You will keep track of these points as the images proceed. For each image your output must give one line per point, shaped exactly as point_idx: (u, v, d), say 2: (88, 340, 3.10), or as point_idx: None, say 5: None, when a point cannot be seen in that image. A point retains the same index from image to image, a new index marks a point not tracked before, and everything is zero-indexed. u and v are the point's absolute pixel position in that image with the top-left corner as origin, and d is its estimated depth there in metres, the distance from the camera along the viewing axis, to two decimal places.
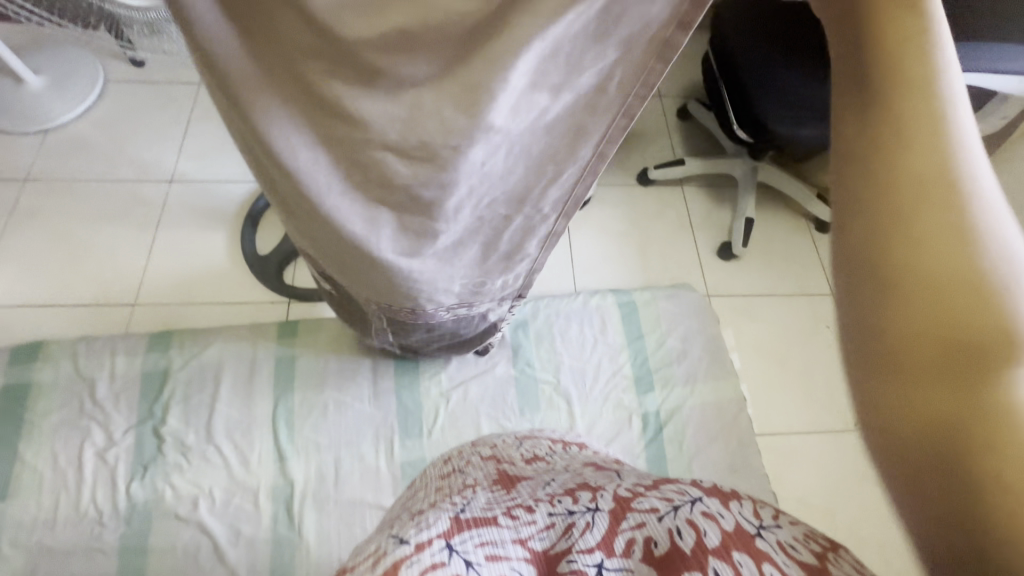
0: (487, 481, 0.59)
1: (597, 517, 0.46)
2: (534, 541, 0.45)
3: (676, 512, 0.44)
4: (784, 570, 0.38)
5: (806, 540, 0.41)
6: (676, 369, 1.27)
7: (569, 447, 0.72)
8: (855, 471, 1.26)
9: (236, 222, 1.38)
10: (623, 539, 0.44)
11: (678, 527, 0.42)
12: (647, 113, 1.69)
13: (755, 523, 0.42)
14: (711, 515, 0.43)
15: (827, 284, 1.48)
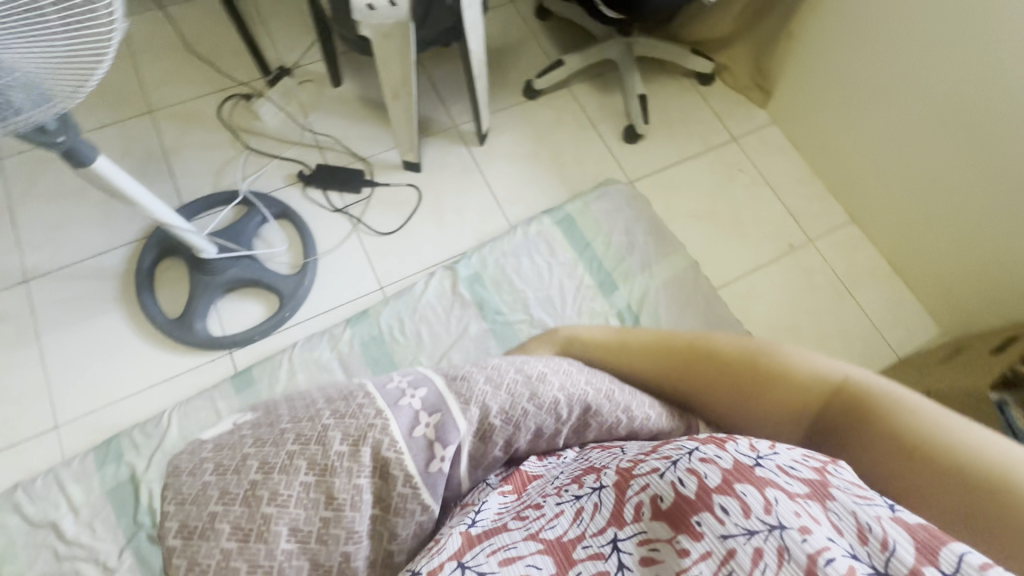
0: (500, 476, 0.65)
1: (603, 496, 0.56)
2: (547, 531, 0.54)
3: (676, 465, 0.52)
4: (785, 488, 0.47)
5: (804, 460, 0.51)
6: (631, 261, 1.31)
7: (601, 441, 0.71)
8: (801, 284, 1.42)
9: (127, 295, 1.24)
10: (630, 506, 0.53)
11: (680, 479, 0.51)
12: (509, 22, 1.62)
13: (752, 454, 0.51)
14: (708, 458, 0.51)
15: (725, 132, 1.58)
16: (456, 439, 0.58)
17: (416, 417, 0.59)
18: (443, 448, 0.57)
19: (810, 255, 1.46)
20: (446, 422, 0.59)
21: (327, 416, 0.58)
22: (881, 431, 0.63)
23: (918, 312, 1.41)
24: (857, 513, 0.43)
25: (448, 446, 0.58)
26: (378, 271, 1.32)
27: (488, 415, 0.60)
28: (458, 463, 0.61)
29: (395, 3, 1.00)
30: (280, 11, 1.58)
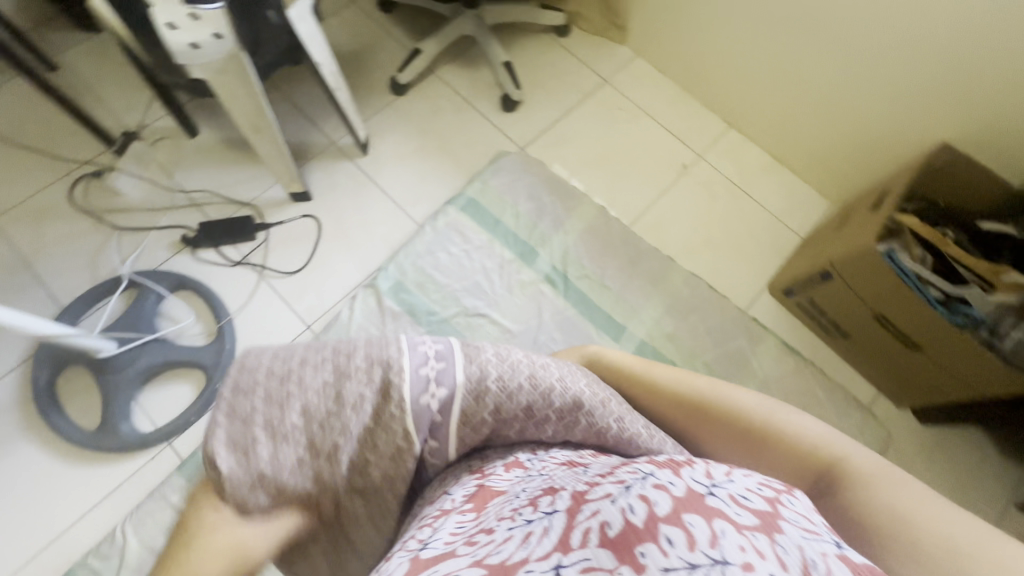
0: (461, 501, 0.61)
1: (556, 520, 0.51)
2: (492, 557, 0.49)
3: (628, 491, 0.50)
4: (733, 519, 0.45)
5: (758, 488, 0.52)
6: (543, 224, 1.34)
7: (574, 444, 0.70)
8: (702, 199, 1.50)
9: (31, 422, 1.12)
10: (580, 531, 0.48)
11: (629, 505, 0.48)
12: (354, 22, 1.56)
13: (705, 483, 0.50)
14: (661, 485, 0.49)
15: (595, 76, 1.62)
16: (450, 389, 0.64)
17: (426, 366, 0.64)
18: (437, 391, 0.63)
19: (703, 170, 1.54)
20: (451, 375, 0.64)
21: (360, 358, 0.65)
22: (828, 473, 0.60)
23: (807, 193, 1.53)
24: (802, 548, 0.43)
25: (443, 391, 0.63)
26: (300, 312, 1.27)
27: (483, 382, 0.64)
28: (445, 423, 0.65)
29: (221, 35, 0.94)
30: (105, 74, 1.44)
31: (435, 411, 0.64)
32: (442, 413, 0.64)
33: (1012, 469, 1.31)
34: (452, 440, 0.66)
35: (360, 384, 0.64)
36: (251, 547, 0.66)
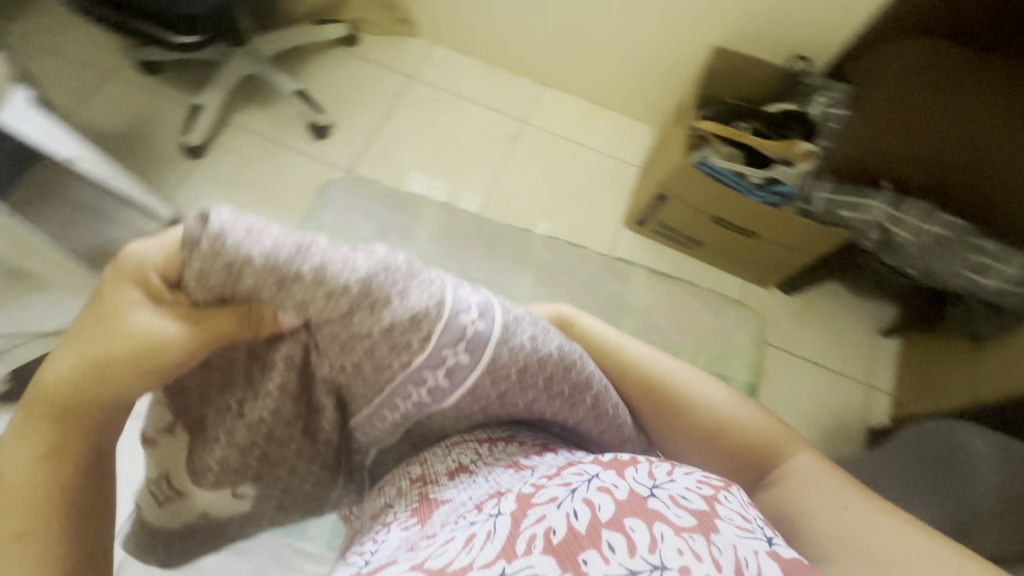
0: (405, 510, 0.53)
1: (499, 523, 0.46)
2: (432, 560, 0.43)
3: (574, 494, 0.47)
4: (673, 521, 0.44)
5: (696, 482, 0.49)
6: (392, 241, 1.29)
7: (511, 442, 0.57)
8: (540, 162, 1.53)
9: None
10: (524, 537, 0.44)
11: (572, 510, 0.45)
12: (117, 98, 1.40)
13: (648, 484, 0.48)
14: (605, 488, 0.47)
15: (399, 76, 1.58)
16: (461, 378, 0.47)
17: (448, 347, 0.45)
18: (441, 370, 0.46)
19: (533, 134, 1.56)
20: (484, 341, 0.46)
21: (371, 315, 0.42)
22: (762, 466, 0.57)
23: (631, 125, 1.60)
24: (734, 548, 0.43)
25: (465, 357, 0.46)
26: None
27: (515, 341, 0.47)
28: (450, 389, 0.48)
29: None
30: None
31: (442, 371, 0.46)
32: (434, 397, 0.49)
33: (869, 306, 1.47)
34: (447, 401, 0.49)
35: (382, 331, 0.43)
36: (161, 337, 0.42)
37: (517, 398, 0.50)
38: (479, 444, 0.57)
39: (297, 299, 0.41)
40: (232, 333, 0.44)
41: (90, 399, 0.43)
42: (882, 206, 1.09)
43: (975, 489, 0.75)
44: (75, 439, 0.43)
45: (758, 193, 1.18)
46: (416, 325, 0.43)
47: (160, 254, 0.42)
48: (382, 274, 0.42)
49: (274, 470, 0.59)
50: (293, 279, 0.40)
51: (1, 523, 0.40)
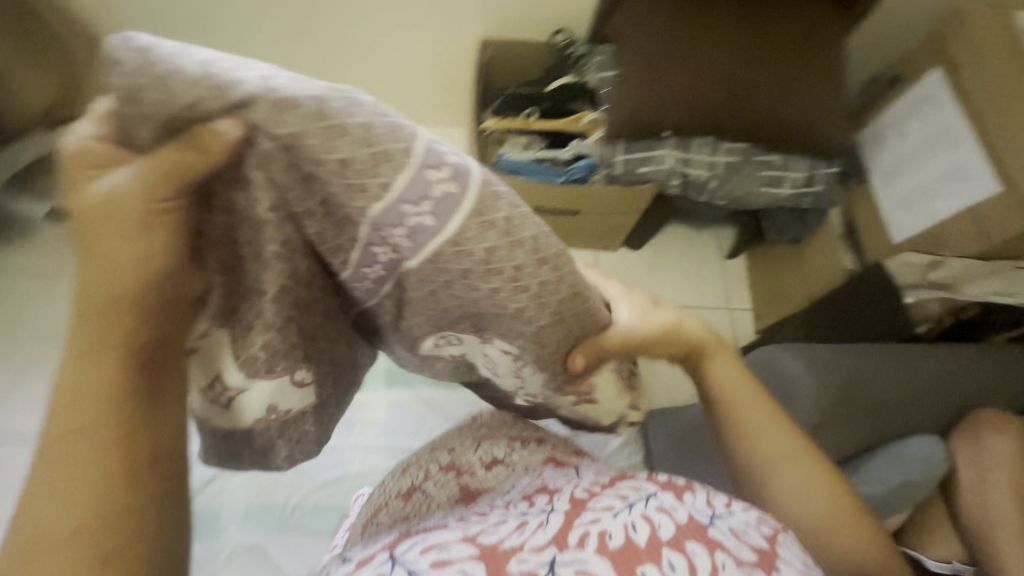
0: (451, 499, 0.69)
1: (552, 521, 0.49)
2: (485, 536, 0.46)
3: (631, 509, 0.50)
4: (730, 555, 0.46)
5: (756, 524, 0.51)
6: None
7: (524, 443, 0.77)
8: None
9: None
10: (575, 534, 0.46)
11: (631, 523, 0.48)
12: None
13: (707, 513, 0.51)
14: (665, 509, 0.50)
15: None
16: (421, 245, 0.40)
17: (408, 206, 0.38)
18: (402, 233, 0.39)
19: None
20: (456, 201, 0.38)
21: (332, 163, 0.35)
22: (817, 504, 0.58)
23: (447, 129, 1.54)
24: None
25: (429, 219, 0.39)
26: None
27: (488, 215, 0.39)
28: (413, 251, 0.41)
29: None
30: None
31: (405, 231, 0.39)
32: (388, 267, 0.44)
33: (711, 232, 1.55)
34: (409, 264, 0.42)
35: (337, 165, 0.35)
36: (122, 190, 0.36)
37: (529, 279, 0.42)
38: (511, 442, 0.76)
39: (260, 158, 0.36)
40: (183, 168, 0.35)
41: (119, 335, 0.38)
42: (671, 152, 1.13)
43: (801, 408, 0.75)
44: (107, 373, 0.38)
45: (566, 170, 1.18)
46: (393, 180, 0.36)
47: (103, 126, 0.37)
48: (315, 111, 0.34)
49: (288, 351, 0.50)
50: (243, 146, 0.35)
51: (39, 480, 0.36)
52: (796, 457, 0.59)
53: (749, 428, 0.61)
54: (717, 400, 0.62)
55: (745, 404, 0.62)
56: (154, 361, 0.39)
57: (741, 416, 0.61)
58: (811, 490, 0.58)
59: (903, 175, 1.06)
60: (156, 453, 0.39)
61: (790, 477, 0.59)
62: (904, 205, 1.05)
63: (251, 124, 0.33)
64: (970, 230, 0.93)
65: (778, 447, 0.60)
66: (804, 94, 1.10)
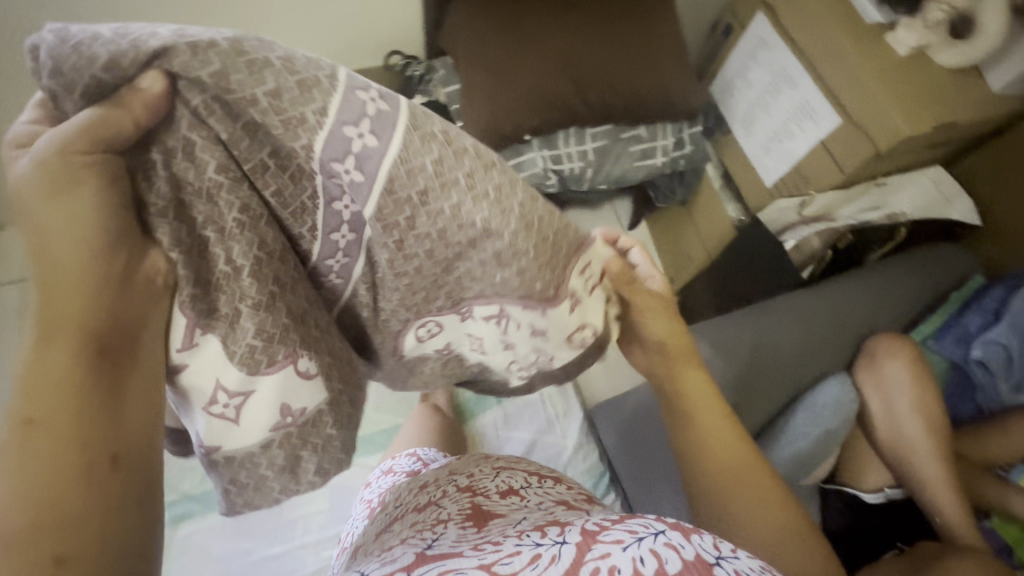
0: (460, 516, 0.64)
1: (563, 552, 0.50)
2: (499, 566, 0.49)
3: (642, 542, 0.50)
4: None
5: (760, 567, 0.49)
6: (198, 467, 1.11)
7: (543, 478, 0.77)
8: None
9: None
10: (588, 567, 0.48)
11: (639, 556, 0.48)
12: None
13: (714, 555, 0.49)
14: (672, 545, 0.50)
15: None
16: (372, 173, 0.38)
17: (348, 127, 0.37)
18: (351, 165, 0.38)
19: None
20: (385, 138, 0.37)
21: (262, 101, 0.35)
22: (770, 519, 0.65)
23: None
24: None
25: (372, 139, 0.37)
26: None
27: (426, 128, 0.38)
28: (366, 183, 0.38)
29: None
30: None
31: (349, 166, 0.38)
32: (354, 228, 0.44)
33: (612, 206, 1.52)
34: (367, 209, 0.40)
35: (268, 98, 0.35)
36: (50, 164, 0.33)
37: (483, 184, 0.41)
38: (527, 477, 0.76)
39: (188, 121, 0.36)
40: (115, 125, 0.33)
41: (77, 317, 0.35)
42: (538, 154, 1.10)
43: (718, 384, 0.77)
44: (67, 360, 0.35)
45: None
46: (319, 108, 0.36)
47: (40, 111, 0.36)
48: (231, 47, 0.33)
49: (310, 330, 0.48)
50: (170, 101, 0.34)
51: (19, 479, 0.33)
52: (734, 484, 0.67)
53: (712, 448, 0.68)
54: (681, 418, 0.71)
55: (705, 426, 0.69)
56: (111, 343, 0.37)
57: (700, 437, 0.69)
58: (757, 510, 0.65)
59: (758, 120, 1.07)
60: (120, 454, 0.36)
61: (741, 495, 0.66)
62: (766, 150, 1.07)
63: (176, 74, 0.33)
64: (826, 165, 0.95)
65: (735, 462, 0.68)
66: (646, 56, 1.08)
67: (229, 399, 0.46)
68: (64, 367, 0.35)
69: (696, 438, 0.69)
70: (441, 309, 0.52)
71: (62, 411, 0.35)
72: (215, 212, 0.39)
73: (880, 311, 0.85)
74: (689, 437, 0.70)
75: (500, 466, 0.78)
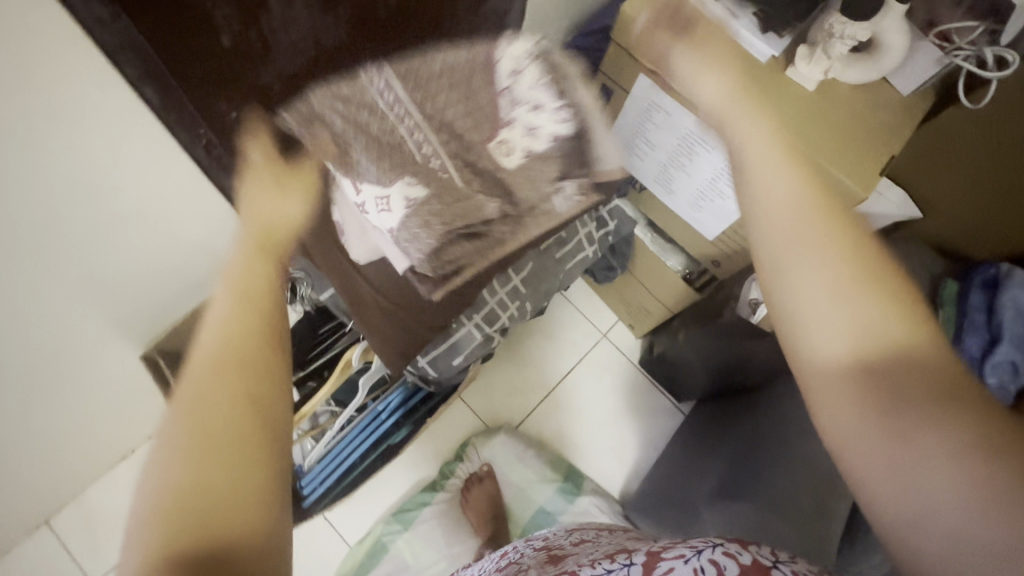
0: (536, 562, 0.63)
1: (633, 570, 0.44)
2: None
3: (702, 551, 0.42)
4: None
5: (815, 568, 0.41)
6: None
7: (606, 532, 0.74)
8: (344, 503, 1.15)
9: None
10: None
11: (704, 563, 0.41)
12: None
13: (771, 558, 0.41)
14: (729, 550, 0.42)
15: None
16: (404, 104, 0.58)
17: (373, 91, 0.57)
18: (390, 97, 0.57)
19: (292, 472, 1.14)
20: (394, 91, 0.57)
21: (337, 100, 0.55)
22: (950, 437, 0.39)
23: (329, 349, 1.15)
24: None
25: (393, 82, 0.57)
26: None
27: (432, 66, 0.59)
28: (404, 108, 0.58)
29: None
30: None
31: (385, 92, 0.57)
32: (409, 112, 0.58)
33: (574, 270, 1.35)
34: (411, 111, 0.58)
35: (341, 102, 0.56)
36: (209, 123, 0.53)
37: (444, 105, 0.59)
38: (594, 532, 0.74)
39: (303, 112, 0.55)
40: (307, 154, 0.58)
41: (280, 324, 0.46)
42: (471, 325, 0.90)
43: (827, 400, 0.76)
44: (254, 318, 0.45)
45: (381, 408, 0.94)
46: (351, 93, 0.56)
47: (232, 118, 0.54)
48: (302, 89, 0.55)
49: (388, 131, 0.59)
50: (346, 122, 0.56)
51: (215, 394, 0.40)
52: (910, 370, 0.42)
53: (867, 300, 0.44)
54: (862, 273, 0.45)
55: (868, 275, 0.45)
56: (280, 341, 0.45)
57: (866, 291, 0.44)
58: (945, 424, 0.40)
59: (677, 180, 0.94)
60: (270, 407, 0.42)
61: (913, 394, 0.42)
62: (697, 208, 0.95)
63: (315, 107, 0.55)
64: None
65: (894, 328, 0.43)
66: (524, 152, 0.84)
67: (372, 202, 0.64)
68: (244, 258, 0.49)
69: (865, 284, 0.45)
70: (506, 114, 0.63)
71: (226, 378, 0.41)
72: (321, 117, 0.55)
73: None
74: (869, 280, 0.45)
75: (576, 530, 0.80)
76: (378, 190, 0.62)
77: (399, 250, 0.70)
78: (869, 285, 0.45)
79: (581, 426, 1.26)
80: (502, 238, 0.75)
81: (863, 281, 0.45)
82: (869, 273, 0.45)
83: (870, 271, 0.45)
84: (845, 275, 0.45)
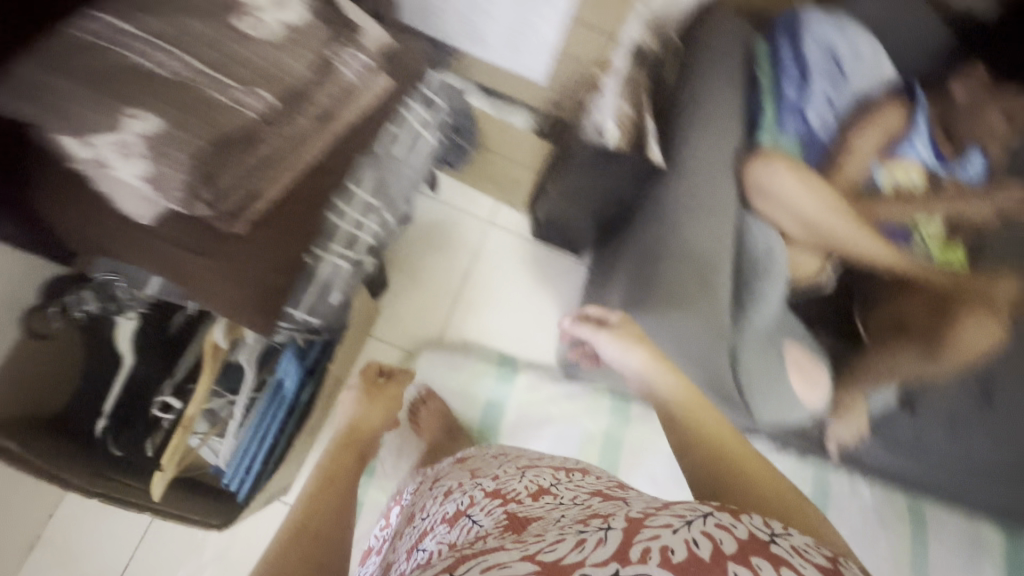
0: (495, 527, 0.52)
1: (611, 535, 0.40)
2: (544, 553, 0.39)
3: (692, 521, 0.40)
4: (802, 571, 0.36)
5: (810, 549, 0.40)
6: None
7: (572, 473, 0.65)
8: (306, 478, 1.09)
9: None
10: (638, 549, 0.37)
11: (692, 538, 0.38)
12: None
13: (765, 530, 0.40)
14: (723, 523, 0.40)
15: None
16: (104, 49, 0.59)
17: None
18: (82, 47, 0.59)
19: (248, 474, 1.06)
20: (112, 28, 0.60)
21: None
22: (766, 491, 0.54)
23: None
24: None
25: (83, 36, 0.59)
26: None
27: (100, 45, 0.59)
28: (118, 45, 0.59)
29: None
30: None
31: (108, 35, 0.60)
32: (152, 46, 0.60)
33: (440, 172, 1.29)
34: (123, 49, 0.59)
35: None
36: None
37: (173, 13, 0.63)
38: (553, 474, 0.64)
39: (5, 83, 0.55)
40: None
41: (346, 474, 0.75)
42: (334, 256, 0.81)
43: (674, 190, 0.83)
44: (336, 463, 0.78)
45: (281, 378, 0.83)
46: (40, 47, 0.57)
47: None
48: None
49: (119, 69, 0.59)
50: None
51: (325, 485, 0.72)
52: (731, 477, 0.57)
53: (746, 475, 0.56)
54: (729, 464, 0.58)
55: (741, 447, 0.60)
56: (317, 536, 0.61)
57: (742, 475, 0.56)
58: (746, 484, 0.55)
59: (483, 27, 0.88)
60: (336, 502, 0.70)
61: (720, 462, 0.59)
62: (514, 51, 0.91)
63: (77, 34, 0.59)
64: (584, 35, 0.86)
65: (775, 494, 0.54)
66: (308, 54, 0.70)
67: (112, 155, 0.58)
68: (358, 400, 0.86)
69: (738, 466, 0.58)
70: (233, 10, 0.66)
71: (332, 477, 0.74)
72: None
73: (727, 122, 0.85)
74: (725, 466, 0.58)
75: (528, 470, 0.67)
76: (111, 135, 0.57)
77: (151, 190, 0.59)
78: (739, 462, 0.58)
79: (501, 314, 1.26)
80: (295, 149, 0.67)
81: (719, 463, 0.59)
82: (743, 454, 0.59)
83: (701, 422, 0.64)
84: (729, 459, 0.59)
